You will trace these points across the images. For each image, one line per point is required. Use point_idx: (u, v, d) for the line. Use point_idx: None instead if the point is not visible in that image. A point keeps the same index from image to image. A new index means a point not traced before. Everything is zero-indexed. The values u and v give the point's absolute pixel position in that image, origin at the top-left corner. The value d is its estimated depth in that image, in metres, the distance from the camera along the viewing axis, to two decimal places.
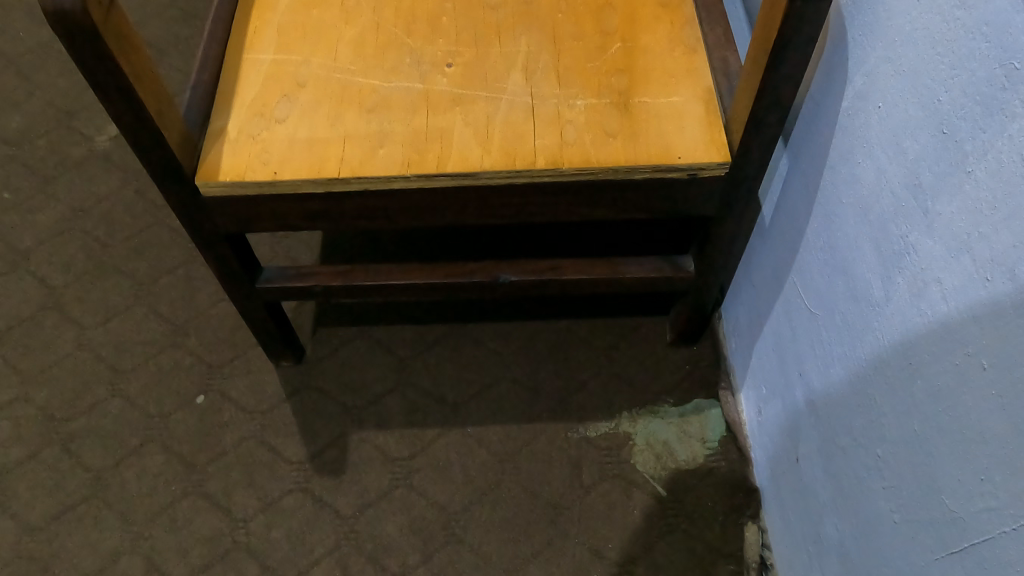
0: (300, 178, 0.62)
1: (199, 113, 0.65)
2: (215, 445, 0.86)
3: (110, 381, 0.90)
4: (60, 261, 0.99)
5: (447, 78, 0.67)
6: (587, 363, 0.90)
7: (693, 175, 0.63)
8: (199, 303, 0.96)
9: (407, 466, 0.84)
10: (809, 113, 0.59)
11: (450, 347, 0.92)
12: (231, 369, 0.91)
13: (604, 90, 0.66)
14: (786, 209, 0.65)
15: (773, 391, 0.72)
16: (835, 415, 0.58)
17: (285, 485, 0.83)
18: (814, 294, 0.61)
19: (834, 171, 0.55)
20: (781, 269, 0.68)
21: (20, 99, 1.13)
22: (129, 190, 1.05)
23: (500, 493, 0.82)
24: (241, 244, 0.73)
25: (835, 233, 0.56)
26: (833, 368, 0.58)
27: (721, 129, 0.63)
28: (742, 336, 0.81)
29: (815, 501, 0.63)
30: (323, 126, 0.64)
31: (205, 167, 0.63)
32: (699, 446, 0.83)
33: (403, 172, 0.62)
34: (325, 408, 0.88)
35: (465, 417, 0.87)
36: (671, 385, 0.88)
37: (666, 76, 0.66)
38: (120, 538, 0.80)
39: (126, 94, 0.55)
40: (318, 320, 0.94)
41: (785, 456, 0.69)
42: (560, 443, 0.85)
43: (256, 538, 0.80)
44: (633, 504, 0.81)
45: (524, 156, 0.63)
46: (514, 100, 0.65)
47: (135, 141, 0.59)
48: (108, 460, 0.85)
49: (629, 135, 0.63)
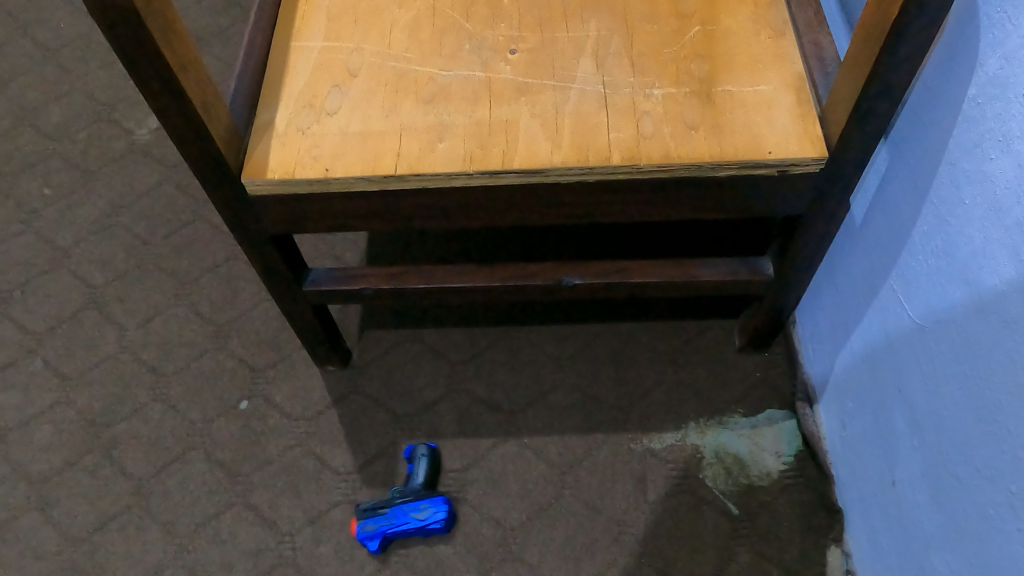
0: (353, 175, 0.57)
1: (244, 104, 0.60)
2: (260, 454, 0.82)
3: (153, 385, 0.87)
4: (101, 259, 0.96)
5: (510, 66, 0.62)
6: (650, 369, 0.84)
7: (783, 172, 0.57)
8: (242, 303, 0.92)
9: (460, 477, 0.79)
10: (921, 103, 0.53)
11: (505, 351, 0.87)
12: (275, 373, 0.87)
13: (683, 78, 0.60)
14: (885, 208, 0.59)
15: (862, 406, 0.67)
16: (952, 437, 0.52)
17: (334, 497, 0.79)
18: (919, 302, 0.55)
19: (954, 167, 0.49)
20: (875, 273, 0.62)
21: (59, 91, 1.10)
22: (171, 184, 1.01)
23: (561, 508, 0.77)
24: (289, 244, 0.69)
25: (954, 236, 0.50)
26: (950, 386, 0.52)
27: (815, 121, 0.57)
28: (823, 341, 0.75)
29: (925, 529, 0.57)
30: (378, 118, 0.60)
31: (251, 164, 0.58)
32: (774, 460, 0.78)
33: (465, 168, 0.57)
34: (373, 417, 0.83)
35: (521, 426, 0.82)
36: (740, 394, 0.82)
37: (752, 62, 0.60)
38: (162, 550, 0.77)
39: (169, 85, 0.50)
40: (365, 322, 0.90)
41: (881, 475, 0.64)
42: (623, 455, 0.79)
43: (303, 553, 0.76)
44: (702, 523, 0.75)
45: (598, 150, 0.57)
46: (584, 89, 0.60)
47: (177, 134, 0.54)
48: (149, 468, 0.81)
49: (713, 127, 0.57)
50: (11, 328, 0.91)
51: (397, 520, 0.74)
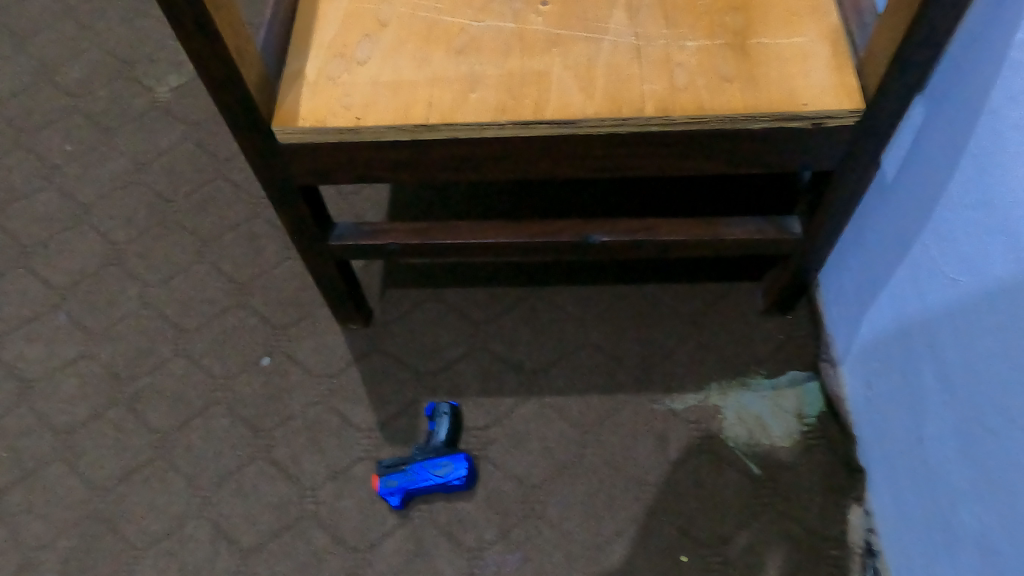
0: (385, 125, 0.57)
1: (275, 52, 0.60)
2: (283, 409, 0.82)
3: (176, 340, 0.87)
4: (123, 215, 0.96)
5: (542, 17, 0.61)
6: (672, 331, 0.84)
7: (818, 125, 0.57)
8: (264, 261, 0.92)
9: (481, 435, 0.80)
10: (962, 55, 0.52)
11: (526, 312, 0.87)
12: (297, 330, 0.87)
13: (717, 30, 0.59)
14: (919, 164, 0.59)
15: (888, 365, 0.67)
16: (983, 392, 0.53)
17: (356, 453, 0.79)
18: (953, 257, 0.55)
19: (997, 117, 0.49)
20: (905, 230, 0.62)
21: (79, 47, 1.10)
22: (192, 143, 1.01)
23: (583, 467, 0.77)
24: (315, 197, 0.69)
25: (994, 189, 0.50)
26: (983, 341, 0.52)
27: (852, 74, 0.56)
28: (848, 303, 0.75)
29: (951, 485, 0.57)
30: (409, 68, 0.59)
31: (282, 112, 0.58)
32: (796, 422, 0.78)
33: (498, 119, 0.57)
34: (395, 374, 0.84)
35: (543, 386, 0.82)
36: (763, 356, 0.82)
37: (788, 15, 0.59)
38: (186, 502, 0.78)
39: (205, 27, 0.50)
40: (387, 281, 0.89)
41: (906, 433, 0.64)
42: (644, 415, 0.80)
43: (326, 507, 0.77)
44: (724, 482, 0.76)
45: (631, 102, 0.57)
46: (617, 41, 0.59)
47: (210, 78, 0.54)
48: (173, 422, 0.82)
49: (747, 79, 0.57)
50: (34, 282, 0.91)
51: (419, 476, 0.74)
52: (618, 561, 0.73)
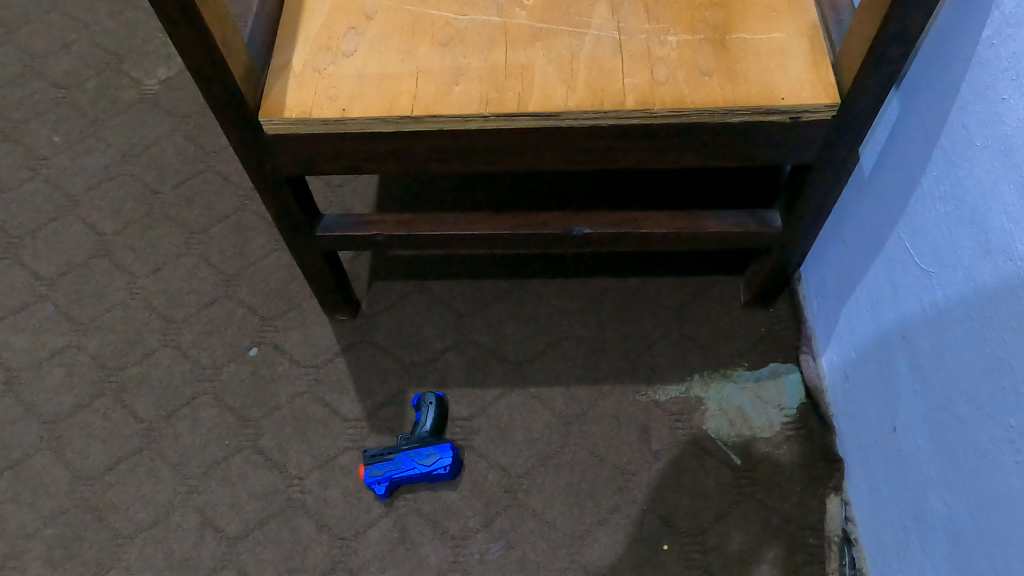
0: (370, 116, 0.58)
1: (262, 45, 0.61)
2: (269, 400, 0.83)
3: (163, 331, 0.88)
4: (111, 207, 0.96)
5: (526, 11, 0.62)
6: (655, 323, 0.86)
7: (795, 119, 0.58)
8: (251, 253, 0.92)
9: (466, 426, 0.80)
10: (935, 51, 0.53)
11: (512, 304, 0.88)
12: (285, 322, 0.88)
13: (698, 26, 0.60)
14: (894, 158, 0.60)
15: (864, 357, 0.68)
16: (953, 380, 0.54)
17: (341, 443, 0.80)
18: (925, 249, 0.56)
19: (967, 111, 0.50)
20: (881, 224, 0.63)
21: (68, 39, 1.10)
22: (180, 135, 1.02)
23: (566, 457, 0.78)
24: (302, 188, 0.69)
25: (963, 181, 0.51)
26: (953, 330, 0.53)
27: (829, 69, 0.58)
28: (828, 296, 0.76)
29: (923, 473, 0.59)
30: (394, 61, 0.60)
31: (268, 103, 0.59)
32: (776, 413, 0.79)
33: (481, 111, 0.58)
34: (381, 365, 0.84)
35: (528, 377, 0.83)
36: (744, 348, 0.83)
37: (767, 11, 0.60)
38: (173, 491, 0.78)
39: (192, 18, 0.51)
40: (374, 273, 0.90)
41: (881, 423, 0.65)
42: (627, 406, 0.81)
43: (312, 496, 0.77)
44: (705, 472, 0.77)
45: (612, 95, 0.58)
46: (599, 35, 0.60)
47: (197, 70, 0.55)
48: (161, 411, 0.83)
49: (727, 74, 0.58)
50: (22, 273, 0.92)
51: (404, 466, 0.75)
52: (600, 549, 0.74)
